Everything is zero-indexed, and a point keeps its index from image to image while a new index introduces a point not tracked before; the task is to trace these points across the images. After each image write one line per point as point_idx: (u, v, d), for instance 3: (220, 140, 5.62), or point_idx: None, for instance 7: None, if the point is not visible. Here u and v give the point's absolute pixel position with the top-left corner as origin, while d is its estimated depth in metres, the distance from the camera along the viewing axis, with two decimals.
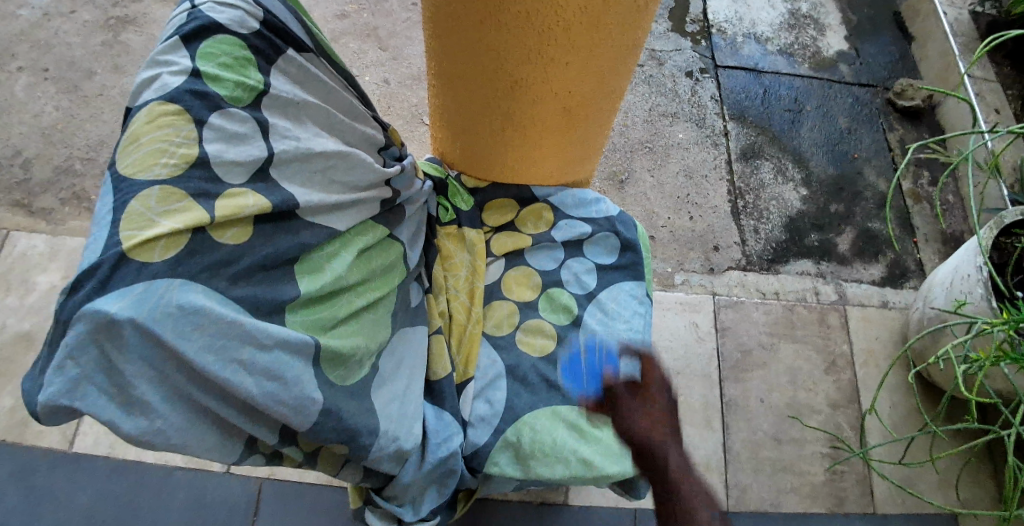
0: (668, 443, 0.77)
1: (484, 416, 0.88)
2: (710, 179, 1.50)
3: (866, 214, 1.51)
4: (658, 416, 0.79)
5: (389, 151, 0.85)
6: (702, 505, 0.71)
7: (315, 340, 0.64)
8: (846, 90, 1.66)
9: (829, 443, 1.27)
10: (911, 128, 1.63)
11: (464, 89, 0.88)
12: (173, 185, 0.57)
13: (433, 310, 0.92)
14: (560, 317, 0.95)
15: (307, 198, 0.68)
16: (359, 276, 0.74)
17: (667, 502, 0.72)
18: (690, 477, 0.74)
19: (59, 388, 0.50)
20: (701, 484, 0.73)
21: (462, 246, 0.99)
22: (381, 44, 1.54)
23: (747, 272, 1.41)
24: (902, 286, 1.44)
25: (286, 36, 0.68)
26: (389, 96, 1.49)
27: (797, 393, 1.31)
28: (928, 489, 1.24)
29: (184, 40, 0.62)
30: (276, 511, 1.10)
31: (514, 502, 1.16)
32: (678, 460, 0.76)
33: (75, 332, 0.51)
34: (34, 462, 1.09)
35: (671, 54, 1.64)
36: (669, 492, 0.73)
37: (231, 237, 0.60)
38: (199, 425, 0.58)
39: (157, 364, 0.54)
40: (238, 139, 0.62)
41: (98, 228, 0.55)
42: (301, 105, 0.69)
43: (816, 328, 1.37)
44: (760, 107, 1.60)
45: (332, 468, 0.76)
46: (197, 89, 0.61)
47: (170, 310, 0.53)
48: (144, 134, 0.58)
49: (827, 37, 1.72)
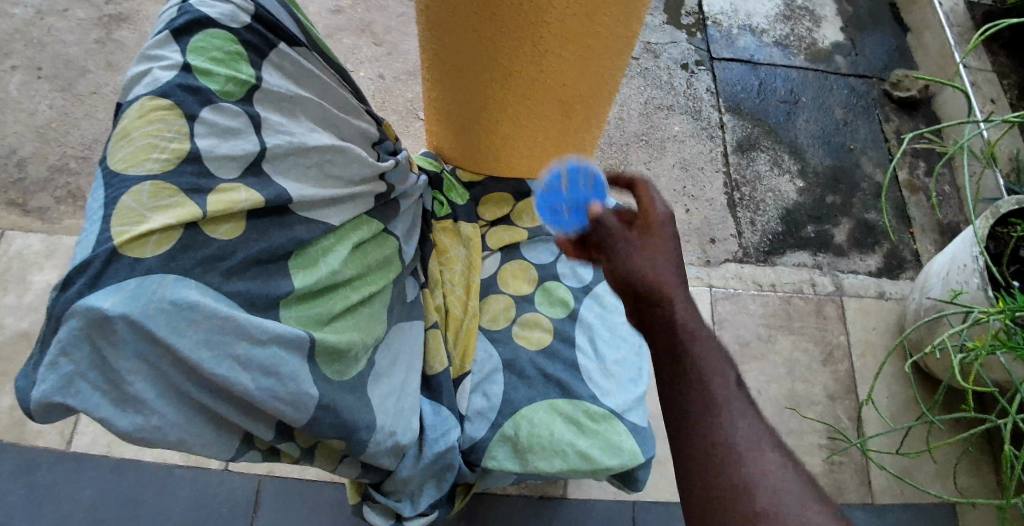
0: (678, 292, 0.59)
1: (482, 410, 0.88)
2: (706, 171, 1.50)
3: (863, 205, 1.51)
4: (664, 260, 0.61)
5: (383, 145, 0.84)
6: (719, 366, 0.56)
7: (310, 334, 0.64)
8: (842, 81, 1.65)
9: (827, 434, 1.27)
10: (907, 119, 1.63)
11: (458, 81, 0.88)
12: (165, 180, 0.57)
13: (430, 304, 0.92)
14: (557, 310, 0.95)
15: (301, 192, 0.67)
16: (354, 271, 0.74)
17: (675, 371, 0.56)
18: (703, 328, 0.58)
19: (52, 385, 0.50)
20: (724, 362, 0.57)
21: (458, 240, 0.99)
22: (376, 39, 1.54)
23: (744, 264, 1.41)
24: (899, 277, 1.45)
25: (278, 30, 0.68)
26: (384, 91, 1.48)
27: (795, 385, 1.31)
28: (926, 478, 1.25)
29: (175, 34, 0.62)
30: (276, 508, 1.10)
31: (513, 496, 1.16)
32: (688, 308, 0.59)
33: (67, 329, 0.51)
34: (32, 461, 1.08)
35: (667, 46, 1.63)
36: (678, 350, 0.57)
37: (225, 232, 0.60)
38: (195, 421, 0.58)
39: (151, 361, 0.53)
40: (230, 134, 0.62)
41: (91, 224, 0.55)
42: (294, 99, 0.69)
43: (813, 319, 1.37)
44: (757, 99, 1.60)
45: (330, 463, 0.76)
46: (189, 84, 0.60)
47: (164, 305, 0.53)
48: (135, 129, 0.58)
49: (823, 29, 1.72)
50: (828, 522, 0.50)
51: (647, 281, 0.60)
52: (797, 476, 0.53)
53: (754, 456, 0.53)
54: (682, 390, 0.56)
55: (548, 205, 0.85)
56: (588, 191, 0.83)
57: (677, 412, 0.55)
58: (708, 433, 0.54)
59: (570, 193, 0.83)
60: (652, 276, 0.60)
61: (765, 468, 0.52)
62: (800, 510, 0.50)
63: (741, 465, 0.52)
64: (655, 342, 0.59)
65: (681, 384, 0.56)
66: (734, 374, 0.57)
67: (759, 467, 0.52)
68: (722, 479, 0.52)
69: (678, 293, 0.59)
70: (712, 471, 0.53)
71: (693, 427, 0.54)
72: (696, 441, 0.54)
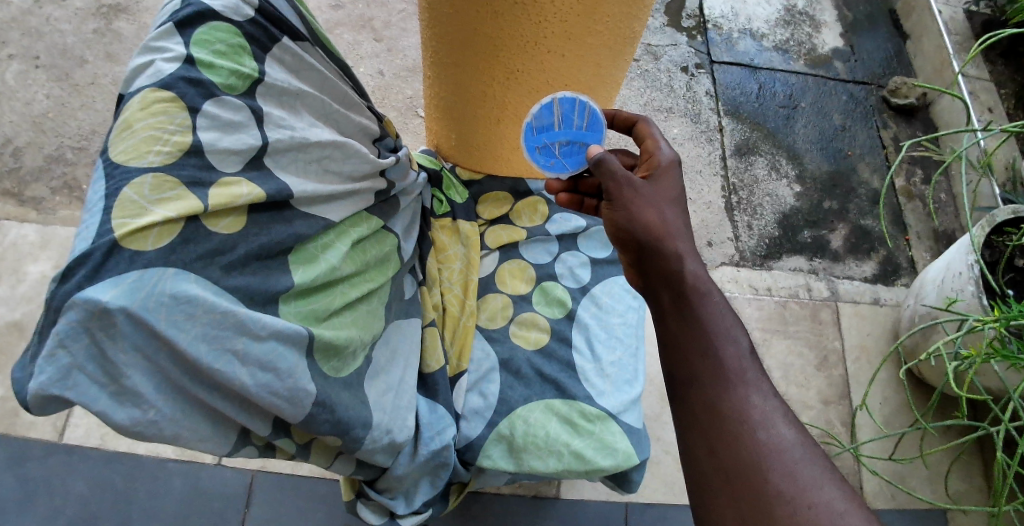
0: (683, 242, 0.64)
1: (478, 409, 0.87)
2: (704, 174, 1.50)
3: (859, 211, 1.52)
4: (670, 213, 0.66)
5: (383, 141, 0.84)
6: (727, 333, 0.60)
7: (309, 331, 0.64)
8: (841, 87, 1.66)
9: (821, 439, 1.28)
10: (905, 126, 1.63)
11: (459, 78, 0.87)
12: (166, 173, 0.56)
13: (428, 302, 0.91)
14: (554, 310, 0.95)
15: (302, 188, 0.67)
16: (354, 267, 0.74)
17: (688, 335, 0.60)
18: (710, 286, 0.62)
19: (49, 377, 0.50)
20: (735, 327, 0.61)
21: (456, 238, 0.98)
22: (376, 35, 1.53)
23: (740, 268, 1.42)
24: (894, 283, 1.45)
25: (281, 24, 0.67)
26: (384, 88, 1.48)
27: (789, 388, 1.32)
28: (918, 484, 1.25)
29: (178, 26, 0.61)
30: (269, 503, 1.10)
31: (507, 495, 1.17)
32: (696, 266, 0.63)
33: (66, 320, 0.50)
34: (23, 453, 1.08)
35: (667, 48, 1.64)
36: (688, 310, 0.61)
37: (225, 227, 0.60)
38: (192, 415, 0.57)
39: (150, 354, 0.53)
40: (232, 128, 0.62)
41: (91, 215, 0.55)
42: (296, 94, 0.69)
43: (808, 324, 1.38)
44: (755, 103, 1.61)
45: (325, 460, 0.75)
46: (192, 76, 0.60)
47: (163, 299, 0.53)
48: (138, 121, 0.57)
49: (823, 34, 1.72)
50: (841, 490, 0.54)
51: (656, 235, 0.64)
52: (806, 442, 0.56)
53: (768, 426, 0.56)
54: (697, 359, 0.59)
55: (537, 143, 0.80)
56: (583, 130, 0.79)
57: (687, 380, 0.59)
58: (720, 400, 0.57)
59: (562, 131, 0.79)
60: (662, 229, 0.64)
61: (780, 437, 0.56)
62: (816, 476, 0.54)
63: (755, 434, 0.56)
64: (663, 299, 0.63)
65: (696, 354, 0.59)
66: (746, 341, 0.61)
67: (774, 435, 0.56)
68: (738, 447, 0.55)
69: (684, 248, 0.64)
70: (727, 442, 0.56)
71: (705, 396, 0.58)
72: (709, 409, 0.57)
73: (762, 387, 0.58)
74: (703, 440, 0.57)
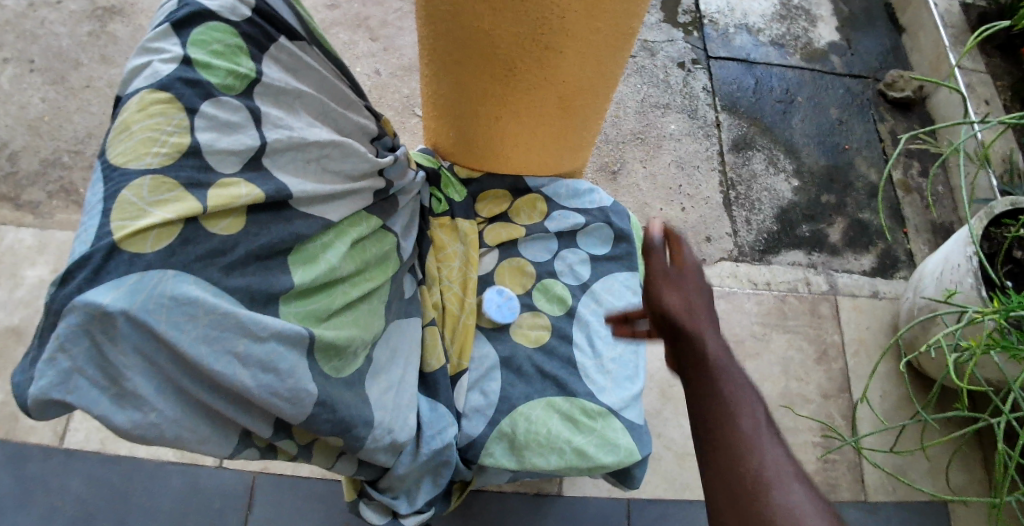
0: (704, 323, 0.60)
1: (479, 407, 0.87)
2: (702, 169, 1.50)
3: (857, 205, 1.52)
4: (695, 301, 0.63)
5: (381, 141, 0.84)
6: (751, 402, 0.55)
7: (310, 331, 0.64)
8: (837, 81, 1.66)
9: (821, 432, 1.28)
10: (902, 120, 1.63)
11: (457, 76, 0.87)
12: (164, 175, 0.56)
13: (428, 301, 0.92)
14: (554, 307, 0.95)
15: (301, 188, 0.67)
16: (353, 267, 0.74)
17: (707, 395, 0.56)
18: (730, 358, 0.58)
19: (50, 380, 0.50)
20: (754, 390, 0.56)
21: (455, 236, 0.98)
22: (372, 34, 1.53)
23: (739, 262, 1.42)
24: (892, 276, 1.45)
25: (278, 23, 0.67)
26: (380, 87, 1.48)
27: (789, 383, 1.32)
28: (919, 476, 1.26)
29: (175, 26, 0.61)
30: (270, 504, 1.10)
31: (508, 493, 1.17)
32: (716, 342, 0.59)
33: (66, 323, 0.50)
34: (23, 457, 1.08)
35: (664, 44, 1.64)
36: (707, 376, 0.57)
37: (224, 228, 0.59)
38: (193, 417, 0.57)
39: (150, 356, 0.53)
40: (231, 128, 0.61)
41: (90, 217, 0.54)
42: (293, 93, 0.68)
43: (807, 318, 1.38)
44: (752, 98, 1.60)
45: (327, 460, 0.75)
46: (189, 76, 0.60)
47: (163, 300, 0.53)
48: (135, 123, 0.57)
49: (819, 28, 1.73)
50: None
51: (679, 320, 0.61)
52: (825, 507, 0.51)
53: (785, 487, 0.51)
54: (715, 419, 0.55)
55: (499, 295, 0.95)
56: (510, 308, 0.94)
57: (704, 439, 0.55)
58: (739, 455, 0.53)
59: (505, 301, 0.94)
60: (684, 315, 0.61)
61: (794, 497, 0.51)
62: None
63: (771, 493, 0.51)
64: (683, 371, 0.59)
65: (714, 414, 0.55)
66: (765, 407, 0.56)
67: (790, 495, 0.51)
68: (755, 504, 0.51)
69: (705, 326, 0.60)
70: (747, 494, 0.51)
71: (720, 451, 0.53)
72: (727, 463, 0.53)
73: (780, 445, 0.54)
74: (725, 498, 0.52)
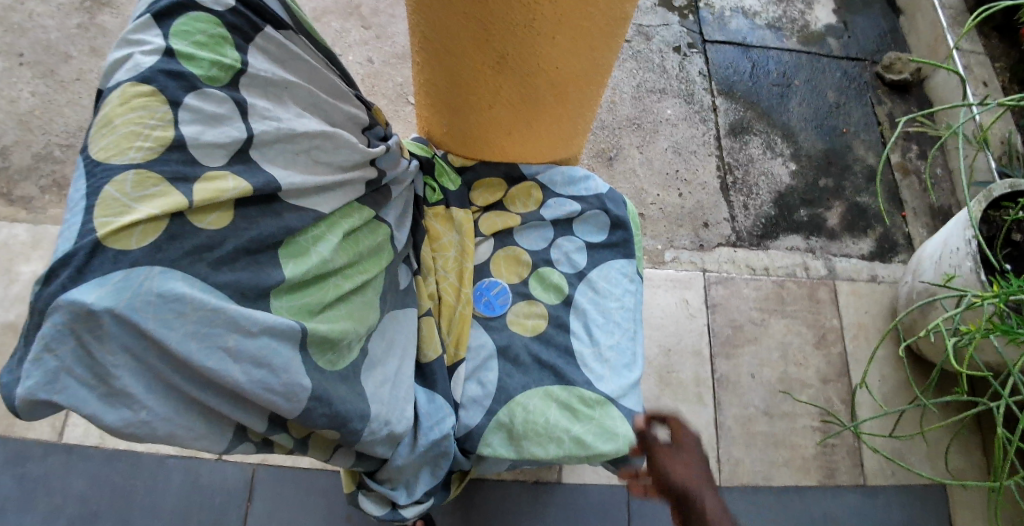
0: (703, 487, 0.86)
1: (476, 397, 0.87)
2: (699, 154, 1.49)
3: (855, 188, 1.51)
4: (693, 469, 0.88)
5: (373, 130, 0.83)
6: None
7: (303, 325, 0.63)
8: (834, 64, 1.64)
9: (820, 417, 1.29)
10: (899, 102, 1.62)
11: (449, 64, 0.86)
12: (148, 169, 0.55)
13: (423, 292, 0.91)
14: (550, 296, 0.95)
15: (290, 180, 0.66)
16: (346, 259, 0.73)
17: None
18: (709, 497, 0.85)
19: (38, 381, 0.49)
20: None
21: (450, 226, 0.97)
22: (364, 22, 1.51)
23: (737, 248, 1.42)
24: (891, 260, 1.45)
25: (264, 12, 0.66)
26: (373, 75, 1.46)
27: (788, 368, 1.32)
28: (918, 460, 1.26)
29: (156, 17, 0.60)
30: (271, 496, 1.10)
31: (508, 481, 1.17)
32: (711, 499, 0.85)
33: (52, 322, 0.49)
34: (22, 454, 1.07)
35: (659, 29, 1.62)
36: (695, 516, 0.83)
37: (212, 222, 0.59)
38: (186, 413, 0.57)
39: (139, 354, 0.52)
40: (216, 121, 0.60)
41: (73, 214, 0.54)
42: (280, 84, 0.67)
43: (806, 303, 1.37)
44: (749, 82, 1.59)
45: (324, 453, 0.75)
46: (172, 68, 0.59)
47: (150, 298, 0.52)
48: (117, 117, 0.56)
49: (816, 10, 1.71)
50: None
51: (687, 492, 0.85)
52: None
53: None
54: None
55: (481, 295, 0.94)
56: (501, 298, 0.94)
57: None
58: None
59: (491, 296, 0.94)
60: (690, 485, 0.86)
61: None
62: None
63: None
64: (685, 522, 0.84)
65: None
66: None
67: None
68: None
69: (702, 485, 0.86)
70: None
71: None
72: None
73: None
74: None
